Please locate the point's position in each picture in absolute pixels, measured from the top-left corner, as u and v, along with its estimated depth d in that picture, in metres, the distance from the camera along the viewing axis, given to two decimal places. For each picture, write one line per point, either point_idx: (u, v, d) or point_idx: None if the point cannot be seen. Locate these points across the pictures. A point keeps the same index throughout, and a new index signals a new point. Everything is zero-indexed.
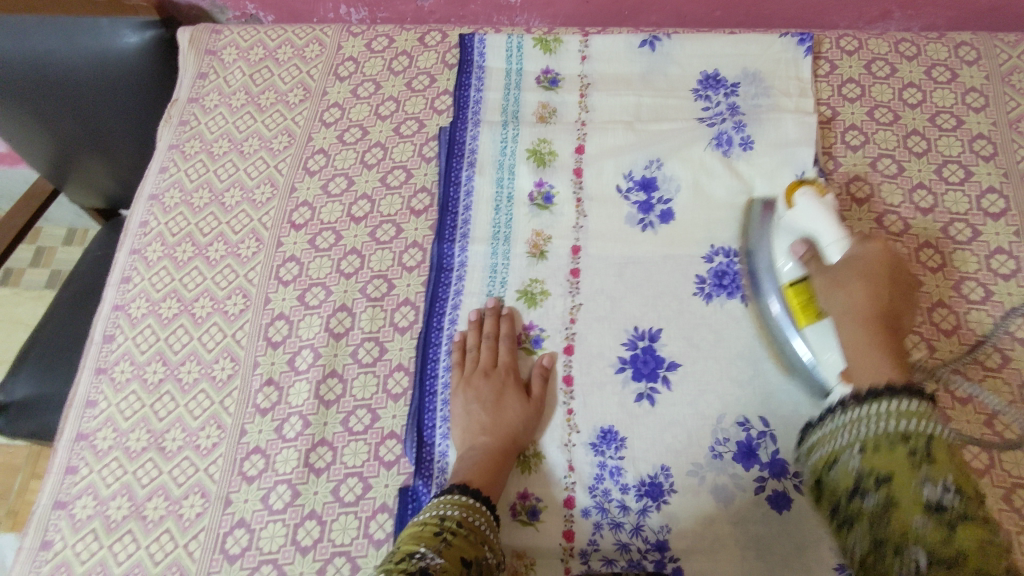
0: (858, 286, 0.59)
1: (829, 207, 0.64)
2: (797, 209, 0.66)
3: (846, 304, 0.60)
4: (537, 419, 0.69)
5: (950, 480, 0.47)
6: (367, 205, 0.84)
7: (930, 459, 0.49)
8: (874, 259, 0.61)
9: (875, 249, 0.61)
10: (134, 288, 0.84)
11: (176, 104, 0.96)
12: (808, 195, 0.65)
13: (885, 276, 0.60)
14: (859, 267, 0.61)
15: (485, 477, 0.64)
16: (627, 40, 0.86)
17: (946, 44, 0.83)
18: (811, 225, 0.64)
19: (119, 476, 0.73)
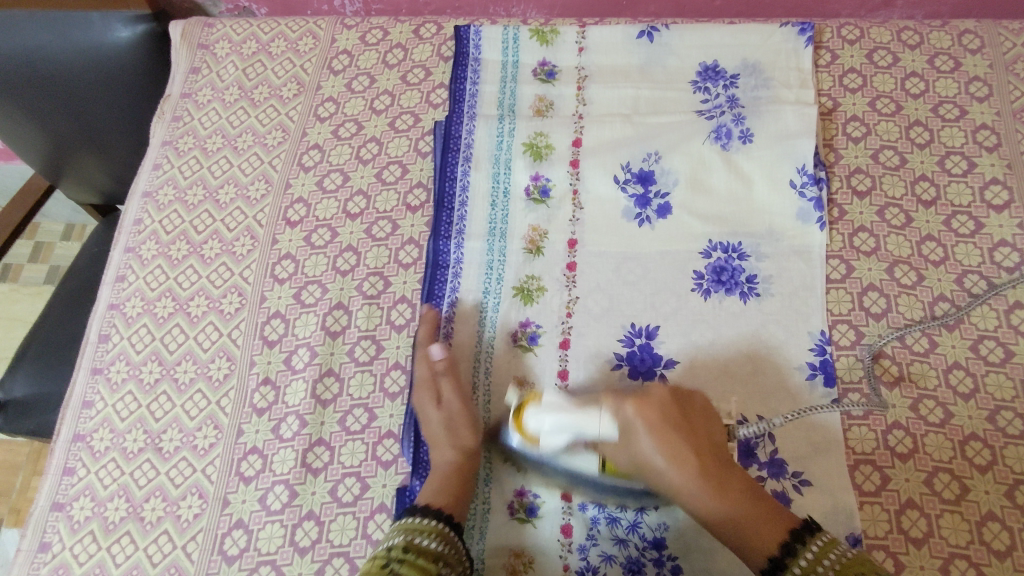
0: (675, 470, 0.57)
1: (559, 404, 0.61)
2: (539, 429, 0.61)
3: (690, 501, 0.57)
4: (464, 418, 0.67)
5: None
6: (362, 201, 0.83)
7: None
8: (641, 416, 0.59)
9: (634, 409, 0.59)
10: (129, 287, 0.83)
11: (169, 99, 0.94)
12: (535, 409, 0.61)
13: (664, 433, 0.57)
14: (647, 436, 0.58)
15: (436, 491, 0.63)
16: (624, 31, 0.85)
17: (949, 32, 0.82)
18: (567, 436, 0.60)
19: (117, 477, 0.73)
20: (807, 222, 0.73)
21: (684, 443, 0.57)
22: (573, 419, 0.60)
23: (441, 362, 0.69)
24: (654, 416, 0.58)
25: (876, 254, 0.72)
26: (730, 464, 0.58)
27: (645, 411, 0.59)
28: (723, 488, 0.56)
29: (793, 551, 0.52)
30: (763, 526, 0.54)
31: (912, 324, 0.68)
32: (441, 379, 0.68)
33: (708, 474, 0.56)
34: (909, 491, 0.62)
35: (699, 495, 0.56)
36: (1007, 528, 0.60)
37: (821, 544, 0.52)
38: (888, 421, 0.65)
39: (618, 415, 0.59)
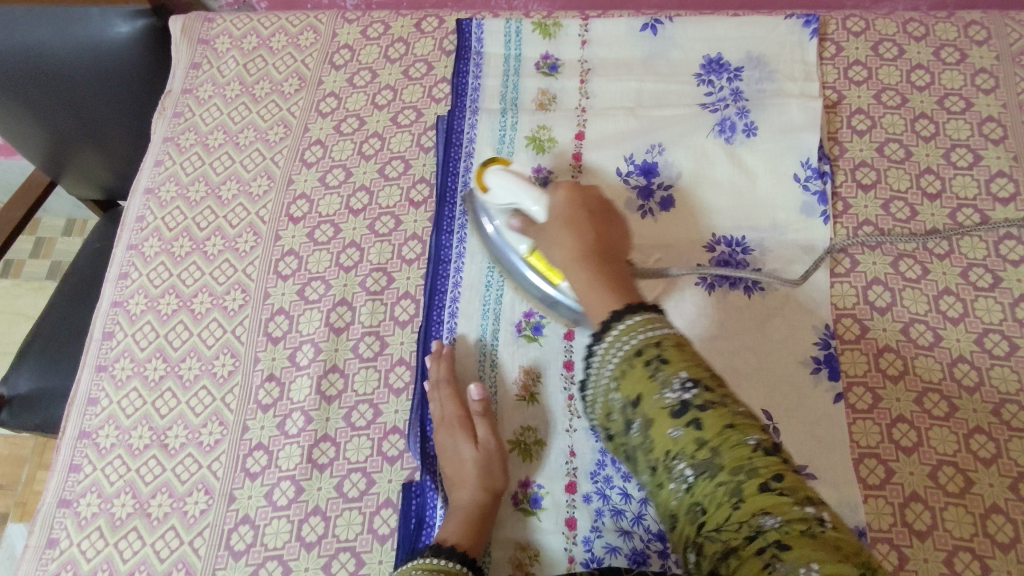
0: (566, 238, 0.59)
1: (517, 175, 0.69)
2: (494, 184, 0.69)
3: (563, 260, 0.58)
4: (499, 460, 0.66)
5: (685, 375, 0.44)
6: (365, 196, 0.83)
7: (664, 356, 0.46)
8: (565, 198, 0.62)
9: (563, 193, 0.63)
10: (132, 284, 0.83)
11: (169, 95, 0.94)
12: (496, 171, 0.69)
13: (577, 209, 0.61)
14: (557, 215, 0.61)
15: (469, 529, 0.61)
16: (628, 23, 0.85)
17: (955, 23, 0.81)
18: (509, 199, 0.67)
19: (123, 474, 0.73)
20: (811, 216, 0.73)
21: (587, 223, 0.60)
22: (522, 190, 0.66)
23: (479, 404, 0.67)
24: (575, 200, 0.62)
25: (880, 248, 0.72)
26: (621, 264, 0.57)
27: (572, 195, 0.63)
28: (599, 261, 0.56)
29: (621, 314, 0.49)
30: (606, 295, 0.52)
31: (917, 318, 0.68)
32: (478, 420, 0.67)
33: (591, 252, 0.57)
34: (913, 484, 0.62)
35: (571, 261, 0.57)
36: (1012, 521, 0.60)
37: (645, 317, 0.48)
38: (893, 414, 0.65)
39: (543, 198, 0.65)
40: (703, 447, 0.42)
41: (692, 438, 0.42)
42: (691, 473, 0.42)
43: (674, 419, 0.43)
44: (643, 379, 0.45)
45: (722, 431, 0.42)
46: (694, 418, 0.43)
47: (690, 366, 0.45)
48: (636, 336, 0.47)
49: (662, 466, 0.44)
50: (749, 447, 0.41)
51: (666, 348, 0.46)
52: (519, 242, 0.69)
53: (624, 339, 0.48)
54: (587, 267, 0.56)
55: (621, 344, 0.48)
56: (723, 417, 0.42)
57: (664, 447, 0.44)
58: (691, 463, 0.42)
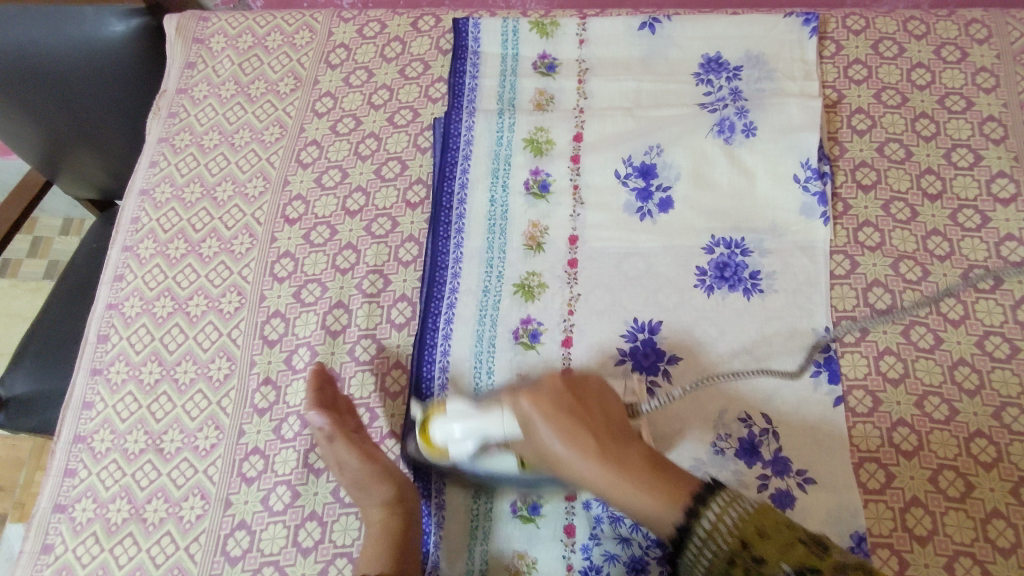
0: (573, 450, 0.56)
1: (463, 410, 0.63)
2: (444, 434, 0.63)
3: (587, 476, 0.55)
4: (365, 474, 0.64)
5: (788, 567, 0.45)
6: (362, 198, 0.82)
7: (757, 552, 0.47)
8: (534, 406, 0.58)
9: (529, 401, 0.59)
10: (127, 287, 0.83)
11: (164, 95, 0.93)
12: (440, 419, 0.64)
13: (559, 418, 0.57)
14: (542, 427, 0.58)
15: (372, 554, 0.62)
16: (626, 22, 0.84)
17: (956, 21, 0.80)
18: (474, 438, 0.62)
19: (118, 479, 0.73)
20: (811, 217, 0.72)
21: (578, 425, 0.57)
22: (478, 420, 0.62)
23: (325, 427, 0.66)
24: (547, 404, 0.58)
25: (880, 250, 0.71)
26: (631, 439, 0.57)
27: (540, 402, 0.59)
28: (619, 458, 0.55)
29: (694, 517, 0.50)
30: (660, 490, 0.52)
31: (917, 320, 0.68)
32: (334, 444, 0.66)
33: (607, 457, 0.55)
34: (913, 488, 0.62)
35: (600, 478, 0.55)
36: (1013, 526, 0.60)
37: (719, 505, 0.50)
38: (893, 418, 0.64)
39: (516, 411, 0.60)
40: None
41: None
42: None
43: None
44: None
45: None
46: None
47: (787, 553, 0.46)
48: (722, 532, 0.48)
49: None
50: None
51: (755, 540, 0.47)
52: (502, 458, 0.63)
53: (709, 540, 0.49)
54: (616, 466, 0.55)
55: (712, 545, 0.48)
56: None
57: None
58: None
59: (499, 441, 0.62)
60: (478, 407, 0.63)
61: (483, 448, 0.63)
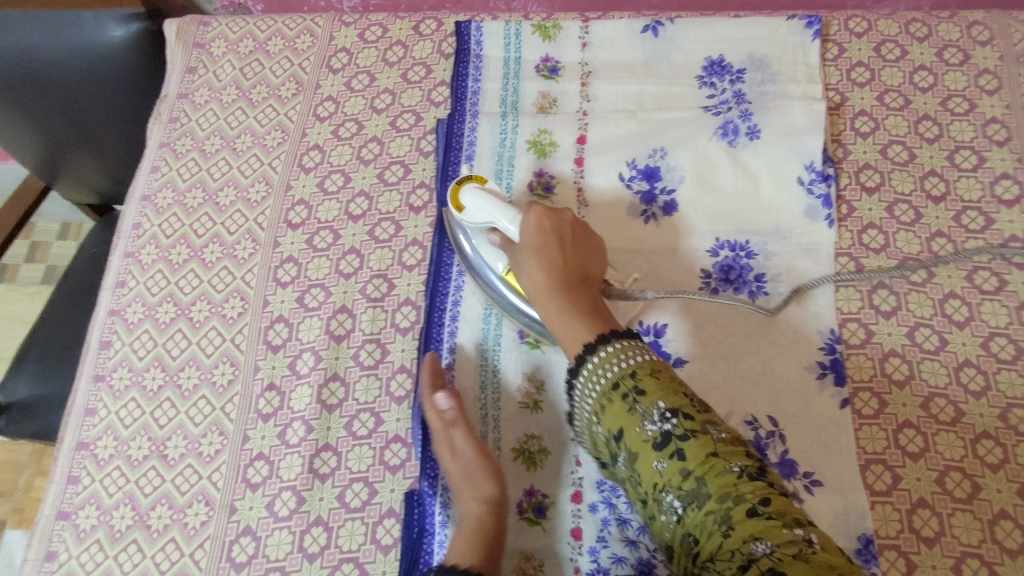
0: (536, 266, 0.58)
1: (490, 196, 0.67)
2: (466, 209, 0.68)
3: (532, 286, 0.58)
4: (478, 466, 0.64)
5: (663, 405, 0.46)
6: (365, 202, 0.82)
7: (640, 387, 0.47)
8: (537, 222, 0.61)
9: (536, 216, 0.61)
10: (129, 292, 0.82)
11: (165, 100, 0.93)
12: (471, 193, 0.68)
13: (546, 238, 0.59)
14: (528, 241, 0.60)
15: (467, 543, 0.60)
16: (628, 25, 0.84)
17: (958, 23, 0.81)
18: (487, 219, 0.67)
19: (122, 485, 0.72)
20: (815, 219, 0.72)
21: (557, 248, 0.59)
22: (496, 211, 0.66)
23: (452, 411, 0.66)
24: (548, 223, 0.60)
25: (885, 252, 0.71)
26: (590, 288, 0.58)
27: (542, 223, 0.60)
28: (568, 291, 0.56)
29: (600, 345, 0.50)
30: (578, 324, 0.53)
31: (923, 322, 0.68)
32: (452, 429, 0.66)
33: (562, 282, 0.56)
34: (920, 490, 0.62)
35: (541, 290, 0.57)
36: (1020, 527, 0.60)
37: (628, 345, 0.50)
38: (899, 420, 0.64)
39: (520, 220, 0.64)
40: (686, 476, 0.44)
41: (677, 470, 0.44)
42: (678, 498, 0.44)
43: (658, 451, 0.45)
44: (623, 412, 0.47)
45: (699, 457, 0.43)
46: (675, 448, 0.44)
47: (669, 396, 0.46)
48: (616, 368, 0.49)
49: (652, 494, 0.46)
50: (733, 474, 0.42)
51: (641, 378, 0.47)
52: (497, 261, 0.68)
53: (599, 371, 0.50)
54: (558, 296, 0.55)
55: (599, 379, 0.50)
56: (703, 445, 0.44)
57: (650, 475, 0.46)
58: (677, 492, 0.44)
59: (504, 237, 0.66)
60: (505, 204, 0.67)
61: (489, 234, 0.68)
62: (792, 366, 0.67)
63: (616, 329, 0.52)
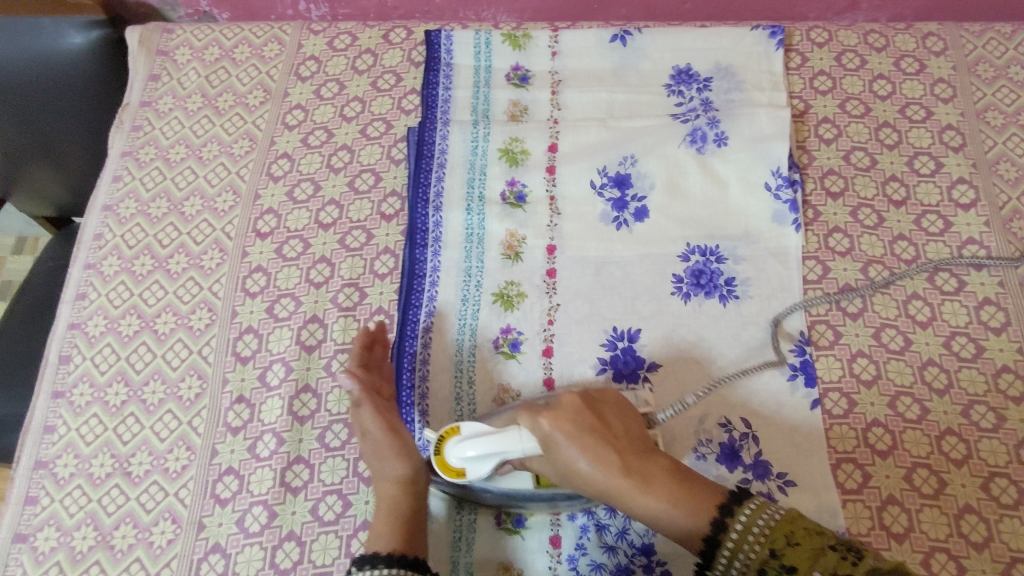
0: (604, 470, 0.56)
1: (481, 431, 0.62)
2: (465, 461, 0.61)
3: (616, 490, 0.55)
4: (387, 445, 0.64)
5: (817, 573, 0.47)
6: (335, 211, 0.81)
7: (785, 561, 0.49)
8: (563, 430, 0.57)
9: (549, 421, 0.58)
10: (90, 305, 0.80)
11: (128, 108, 0.91)
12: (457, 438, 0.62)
13: (585, 437, 0.57)
14: (569, 453, 0.57)
15: (384, 527, 0.61)
16: (597, 34, 0.85)
17: (914, 35, 0.84)
18: (493, 460, 0.60)
19: (83, 505, 0.70)
20: (782, 224, 0.74)
21: (600, 443, 0.57)
22: (495, 443, 0.60)
23: (358, 392, 0.67)
24: (570, 425, 0.58)
25: (850, 255, 0.73)
26: (650, 453, 0.57)
27: (560, 422, 0.58)
28: (646, 479, 0.55)
29: (727, 528, 0.51)
30: (688, 506, 0.53)
31: (887, 322, 0.69)
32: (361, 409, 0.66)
33: (633, 473, 0.55)
34: (889, 487, 0.63)
35: (626, 492, 0.55)
36: (984, 520, 0.61)
37: (750, 511, 0.52)
38: (868, 419, 0.66)
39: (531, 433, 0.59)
40: None
41: None
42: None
43: None
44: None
45: None
46: None
47: (816, 560, 0.48)
48: (755, 541, 0.50)
49: None
50: None
51: (781, 547, 0.49)
52: (519, 472, 0.64)
53: (741, 550, 0.50)
54: (648, 490, 0.54)
55: (744, 559, 0.50)
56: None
57: None
58: None
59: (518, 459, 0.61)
60: (496, 428, 0.61)
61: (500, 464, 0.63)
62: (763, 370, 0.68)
63: (721, 499, 0.53)
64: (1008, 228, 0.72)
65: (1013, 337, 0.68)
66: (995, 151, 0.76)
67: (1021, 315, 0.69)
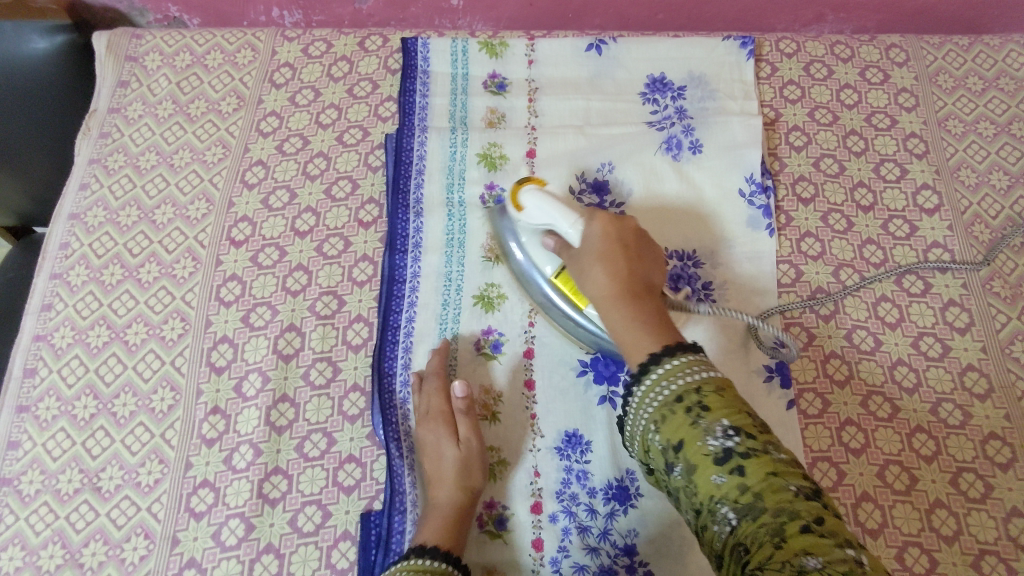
0: (599, 274, 0.56)
1: (550, 198, 0.63)
2: (529, 207, 0.64)
3: (596, 293, 0.56)
4: (477, 459, 0.65)
5: (726, 421, 0.44)
6: (311, 218, 0.80)
7: (704, 401, 0.45)
8: (602, 230, 0.59)
9: (599, 224, 0.59)
10: (56, 316, 0.77)
11: (95, 115, 0.89)
12: (535, 194, 0.64)
13: (611, 243, 0.58)
14: (592, 246, 0.58)
15: (440, 529, 0.60)
16: (573, 43, 0.86)
17: (878, 46, 0.87)
18: (545, 220, 0.63)
19: (51, 522, 0.67)
20: (756, 229, 0.75)
21: (625, 256, 0.57)
22: (556, 212, 0.62)
23: (462, 401, 0.67)
24: (608, 233, 0.59)
25: (822, 258, 0.75)
26: (657, 301, 0.56)
27: (607, 228, 0.59)
28: (631, 299, 0.54)
29: (665, 354, 0.49)
30: (645, 335, 0.51)
31: (859, 324, 0.71)
32: (461, 418, 0.67)
33: (628, 293, 0.55)
34: (863, 484, 0.65)
35: (608, 300, 0.55)
36: (953, 514, 0.63)
37: (690, 360, 0.48)
38: (841, 418, 0.67)
39: (587, 220, 0.60)
40: (746, 496, 0.41)
41: (740, 491, 0.41)
42: (733, 517, 0.41)
43: (718, 467, 0.43)
44: (683, 425, 0.45)
45: (766, 478, 0.41)
46: (737, 465, 0.42)
47: (733, 414, 0.44)
48: (679, 379, 0.47)
49: (706, 508, 0.43)
50: (790, 492, 0.40)
51: (707, 394, 0.46)
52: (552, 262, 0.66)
53: (665, 382, 0.48)
54: (621, 308, 0.54)
55: (662, 388, 0.47)
56: (760, 463, 0.42)
57: (707, 492, 0.43)
58: (734, 511, 0.41)
59: (564, 240, 0.62)
60: (569, 205, 0.63)
61: (548, 235, 0.64)
62: (738, 370, 0.69)
63: (682, 343, 0.50)
64: (970, 232, 0.75)
65: (977, 336, 0.70)
66: (956, 158, 0.79)
67: (984, 315, 0.71)
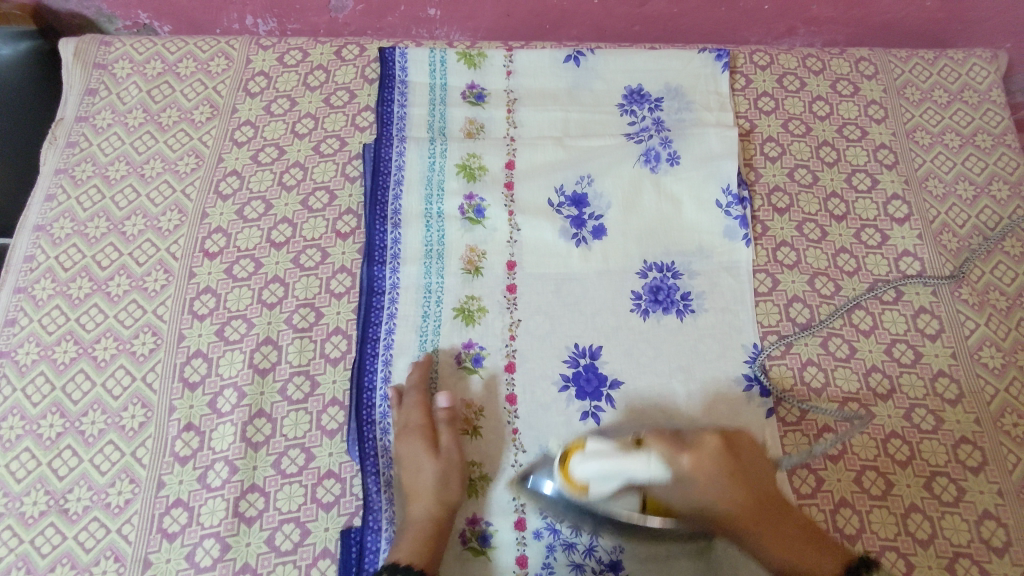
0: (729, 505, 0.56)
1: (605, 449, 0.55)
2: (585, 479, 0.55)
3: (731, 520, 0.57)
4: (455, 471, 0.64)
5: None
6: (288, 229, 0.79)
7: None
8: (698, 466, 0.55)
9: (690, 458, 0.55)
10: (20, 332, 0.75)
11: (61, 124, 0.86)
12: (582, 459, 0.56)
13: (717, 476, 0.56)
14: (700, 489, 0.55)
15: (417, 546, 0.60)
16: (551, 55, 0.87)
17: (847, 59, 0.89)
18: (616, 481, 0.55)
19: (15, 547, 0.65)
20: (733, 239, 0.76)
21: (733, 478, 0.56)
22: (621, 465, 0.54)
23: (443, 413, 0.66)
24: (710, 466, 0.55)
25: (797, 267, 0.76)
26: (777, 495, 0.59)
27: (703, 463, 0.55)
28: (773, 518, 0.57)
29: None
30: (816, 552, 0.57)
31: (834, 332, 0.72)
32: (439, 429, 0.66)
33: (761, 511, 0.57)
34: (841, 490, 0.65)
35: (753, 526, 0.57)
36: (928, 518, 0.64)
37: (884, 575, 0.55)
38: (818, 425, 0.68)
39: (667, 456, 0.55)
40: None
41: None
42: None
43: None
44: None
45: None
46: None
47: None
48: None
49: None
50: None
51: None
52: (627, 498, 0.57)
53: None
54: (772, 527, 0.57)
55: None
56: None
57: None
58: None
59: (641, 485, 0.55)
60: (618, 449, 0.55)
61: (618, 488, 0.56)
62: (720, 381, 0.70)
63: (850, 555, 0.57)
64: (939, 240, 0.77)
65: (947, 343, 0.72)
66: (924, 169, 0.82)
67: (954, 321, 0.73)
